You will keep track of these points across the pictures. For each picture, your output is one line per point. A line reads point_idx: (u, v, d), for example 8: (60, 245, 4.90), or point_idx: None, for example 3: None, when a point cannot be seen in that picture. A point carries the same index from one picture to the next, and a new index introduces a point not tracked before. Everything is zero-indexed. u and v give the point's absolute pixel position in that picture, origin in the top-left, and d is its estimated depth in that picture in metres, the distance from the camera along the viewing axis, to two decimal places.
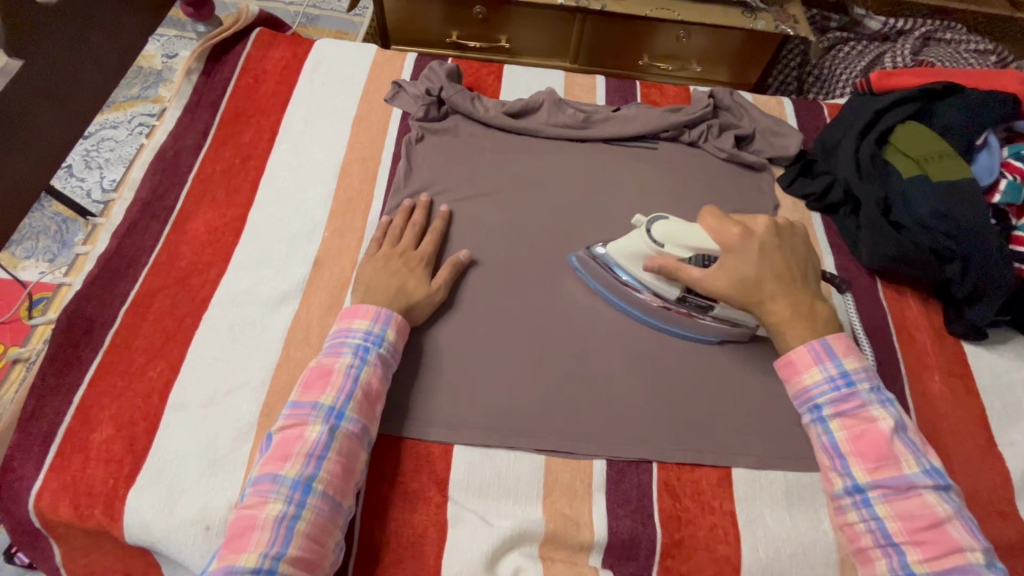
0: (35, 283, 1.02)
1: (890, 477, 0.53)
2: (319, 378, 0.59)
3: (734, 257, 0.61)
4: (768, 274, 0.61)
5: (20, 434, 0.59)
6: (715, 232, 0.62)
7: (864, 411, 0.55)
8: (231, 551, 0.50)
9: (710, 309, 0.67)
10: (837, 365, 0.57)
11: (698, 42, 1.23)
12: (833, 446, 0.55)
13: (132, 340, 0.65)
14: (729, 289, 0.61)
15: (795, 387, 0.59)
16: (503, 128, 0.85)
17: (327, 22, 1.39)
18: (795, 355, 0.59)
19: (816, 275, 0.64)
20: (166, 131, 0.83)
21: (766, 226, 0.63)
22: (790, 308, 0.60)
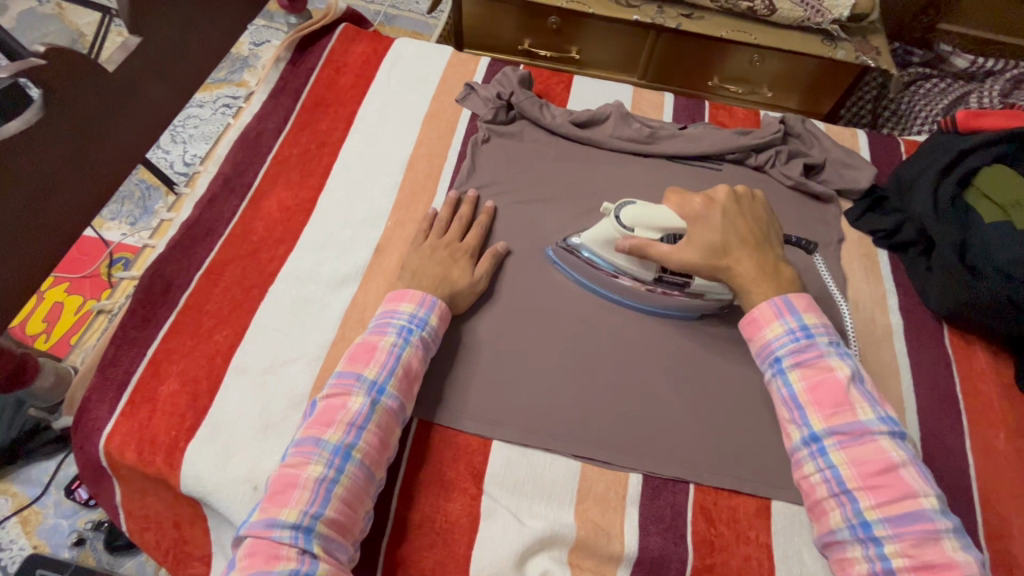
0: (116, 243, 1.10)
1: (844, 423, 0.55)
2: (364, 353, 0.61)
3: (699, 226, 0.65)
4: (732, 239, 0.65)
5: (99, 378, 0.64)
6: (681, 203, 0.66)
7: (822, 360, 0.58)
8: (273, 505, 0.52)
9: (686, 285, 0.69)
10: (797, 319, 0.61)
11: (772, 68, 1.21)
12: (791, 398, 0.58)
13: (203, 304, 0.70)
14: (698, 258, 0.64)
15: (759, 341, 0.62)
16: (568, 137, 0.86)
17: (404, 23, 1.44)
18: (757, 311, 0.62)
19: (778, 239, 0.68)
20: (252, 113, 0.89)
21: (725, 193, 0.67)
22: (755, 269, 0.64)
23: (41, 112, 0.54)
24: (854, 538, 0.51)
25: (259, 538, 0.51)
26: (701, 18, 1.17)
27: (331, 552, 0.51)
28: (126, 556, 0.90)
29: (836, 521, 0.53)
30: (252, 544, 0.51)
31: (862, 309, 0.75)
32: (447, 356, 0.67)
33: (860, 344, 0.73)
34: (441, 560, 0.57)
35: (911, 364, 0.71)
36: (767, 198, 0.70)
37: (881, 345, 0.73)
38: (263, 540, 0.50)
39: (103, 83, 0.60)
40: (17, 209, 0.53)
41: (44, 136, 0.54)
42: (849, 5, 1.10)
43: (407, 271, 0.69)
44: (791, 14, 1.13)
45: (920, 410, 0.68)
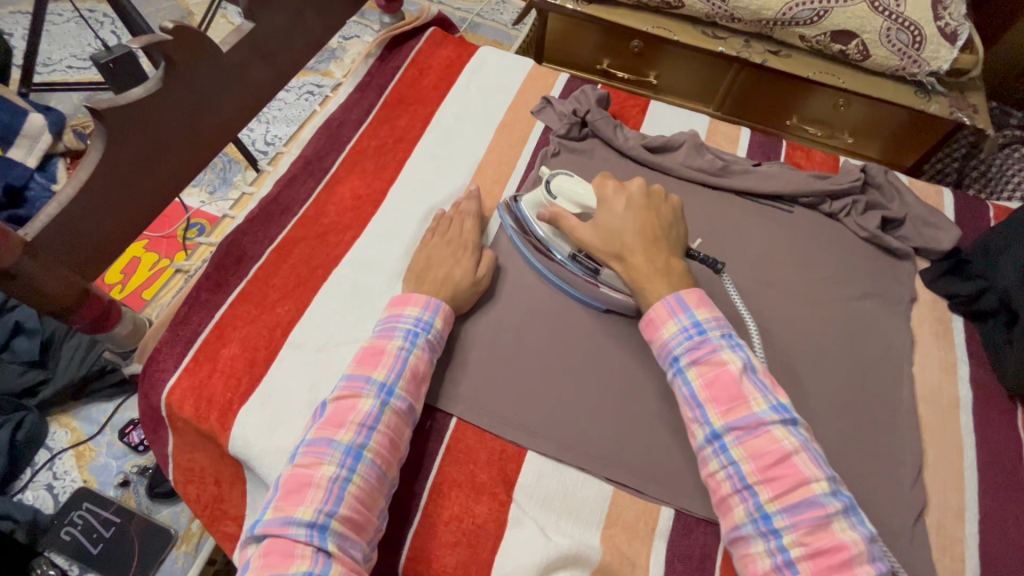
0: (195, 210, 1.17)
1: (739, 417, 0.54)
2: (372, 356, 0.62)
3: (604, 211, 0.68)
4: (630, 231, 0.66)
5: (170, 333, 0.69)
6: (598, 185, 0.70)
7: (715, 355, 0.58)
8: (288, 503, 0.54)
9: (598, 274, 0.72)
10: (690, 317, 0.60)
11: (857, 114, 1.18)
12: (691, 397, 0.57)
13: (270, 277, 0.73)
14: (597, 240, 0.67)
15: (657, 342, 0.61)
16: (639, 161, 0.86)
17: (487, 31, 1.48)
18: (652, 312, 0.62)
19: (680, 238, 0.68)
20: (338, 104, 0.94)
21: (637, 185, 0.69)
22: (647, 264, 0.64)
23: (160, 83, 0.58)
24: (756, 532, 0.51)
25: (276, 537, 0.52)
26: (788, 57, 1.15)
27: (344, 550, 0.52)
28: (164, 504, 0.94)
29: (740, 516, 0.53)
30: (269, 543, 0.52)
31: (930, 375, 0.72)
32: (493, 359, 0.68)
33: (922, 412, 0.69)
34: (464, 561, 0.57)
35: (977, 441, 0.67)
36: (681, 203, 0.70)
37: (945, 417, 0.69)
38: (280, 538, 0.52)
39: (216, 63, 0.65)
40: (128, 169, 0.58)
41: (160, 105, 0.59)
42: (949, 59, 1.05)
43: (467, 272, 0.70)
44: (885, 62, 1.09)
45: (982, 491, 0.64)
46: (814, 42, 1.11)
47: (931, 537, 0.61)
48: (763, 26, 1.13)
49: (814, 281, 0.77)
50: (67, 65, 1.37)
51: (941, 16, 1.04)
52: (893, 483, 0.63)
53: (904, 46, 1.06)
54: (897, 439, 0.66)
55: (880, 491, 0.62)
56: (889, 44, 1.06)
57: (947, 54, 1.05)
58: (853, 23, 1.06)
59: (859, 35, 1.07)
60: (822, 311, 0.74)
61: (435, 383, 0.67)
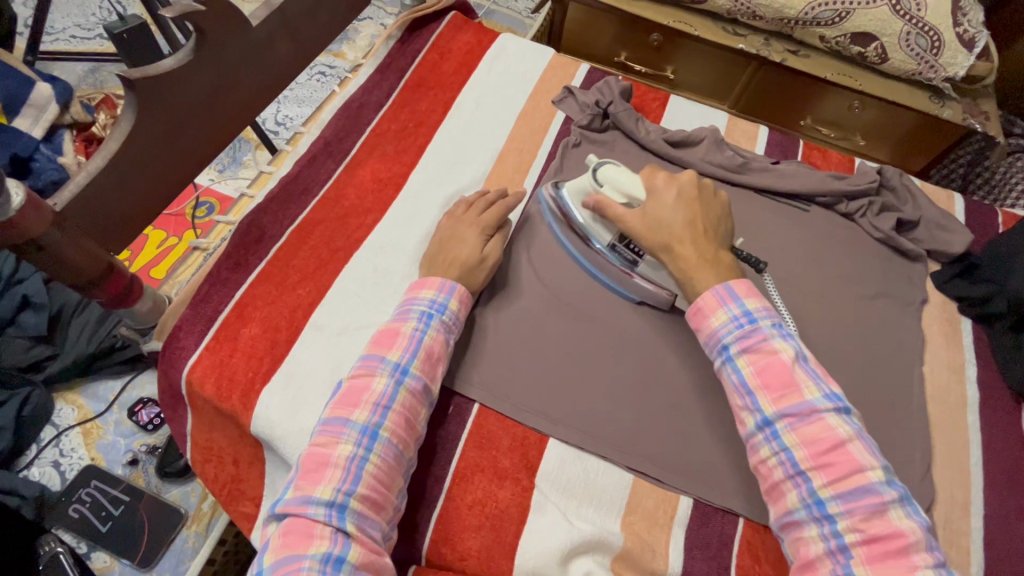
0: (204, 188, 1.16)
1: (792, 404, 0.54)
2: (387, 337, 0.62)
3: (655, 201, 0.67)
4: (679, 220, 0.65)
5: (190, 311, 0.68)
6: (647, 177, 0.70)
7: (766, 343, 0.57)
8: (308, 483, 0.53)
9: (636, 264, 0.70)
10: (739, 305, 0.60)
11: (870, 117, 1.19)
12: (741, 384, 0.57)
13: (290, 258, 0.72)
14: (643, 229, 0.66)
15: (705, 331, 0.61)
16: (659, 154, 0.86)
17: (501, 19, 1.47)
18: (701, 301, 0.61)
19: (729, 236, 0.68)
20: (358, 86, 0.93)
21: (689, 176, 0.68)
22: (697, 255, 0.63)
23: (191, 55, 0.57)
24: (810, 517, 0.51)
25: (296, 517, 0.51)
26: (807, 56, 1.17)
27: (364, 530, 0.52)
28: (173, 484, 0.93)
29: (793, 501, 0.53)
30: (289, 523, 0.51)
31: (939, 375, 0.73)
32: (515, 345, 0.69)
33: (931, 411, 0.71)
34: (487, 546, 0.58)
35: (983, 439, 0.69)
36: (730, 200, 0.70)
37: (953, 416, 0.71)
38: (299, 518, 0.51)
39: (245, 38, 0.63)
40: (157, 141, 0.57)
41: (190, 78, 0.58)
42: (965, 66, 1.06)
43: (474, 247, 0.70)
44: (902, 66, 1.10)
45: (988, 487, 0.66)
46: (833, 43, 1.12)
47: (938, 531, 0.63)
48: (784, 25, 1.14)
49: (830, 279, 0.78)
50: (71, 34, 1.33)
51: (961, 22, 1.05)
52: (904, 478, 0.65)
53: (923, 51, 1.07)
54: (908, 436, 0.68)
55: None
56: (908, 48, 1.08)
57: (964, 61, 1.06)
58: (875, 25, 1.07)
59: (879, 38, 1.08)
60: (837, 310, 0.75)
61: (456, 367, 0.67)
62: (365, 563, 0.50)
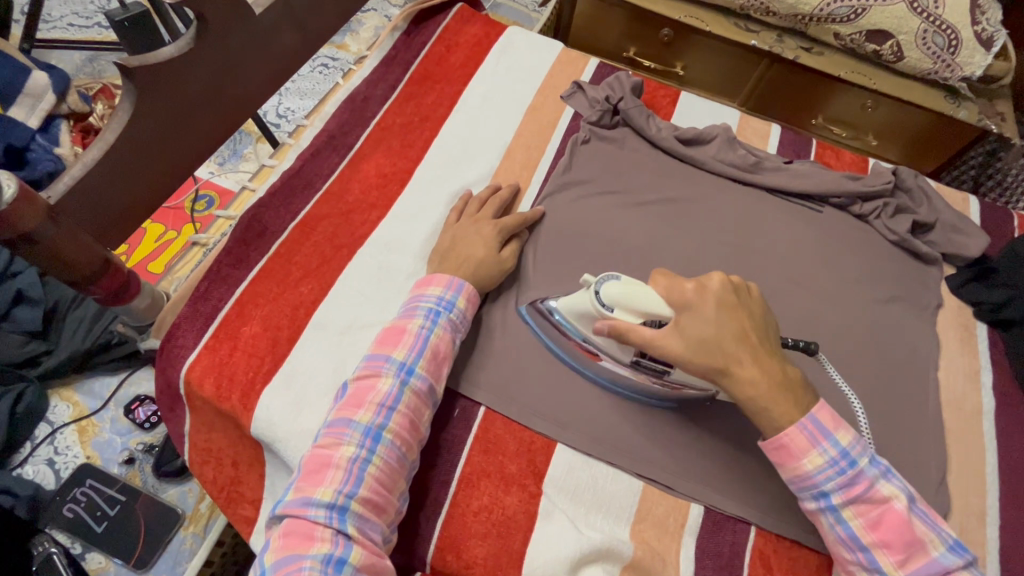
0: (204, 181, 1.14)
1: (919, 566, 0.50)
2: (393, 336, 0.60)
3: (690, 319, 0.54)
4: (729, 338, 0.54)
5: (190, 307, 0.66)
6: (667, 288, 0.56)
7: (874, 491, 0.51)
8: (308, 484, 0.51)
9: (666, 375, 0.61)
10: (836, 446, 0.52)
11: (883, 116, 1.18)
12: (853, 540, 0.52)
13: (293, 254, 0.70)
14: (688, 357, 0.54)
15: (795, 473, 0.53)
16: (670, 152, 0.84)
17: (507, 12, 1.44)
18: (789, 441, 0.53)
19: (775, 338, 0.57)
20: (363, 78, 0.91)
21: (719, 281, 0.56)
22: (764, 380, 0.53)
23: (192, 43, 0.55)
24: None
25: (295, 518, 0.50)
26: (820, 54, 1.15)
27: (364, 533, 0.50)
28: (171, 483, 0.92)
29: None
30: (288, 524, 0.50)
31: (954, 382, 0.72)
32: (522, 347, 0.67)
33: (946, 419, 0.69)
34: (494, 554, 0.56)
35: (999, 447, 0.68)
36: (762, 292, 0.59)
37: (968, 423, 0.69)
38: (299, 520, 0.49)
39: (248, 26, 0.61)
40: (156, 132, 0.55)
41: (191, 67, 0.56)
42: (983, 65, 1.05)
43: (487, 255, 0.68)
44: (918, 65, 1.09)
45: (1004, 496, 0.65)
46: (847, 41, 1.10)
47: None
48: (797, 21, 1.12)
49: (843, 282, 0.76)
50: (68, 22, 1.31)
51: (979, 21, 1.03)
52: (919, 487, 0.63)
53: (939, 50, 1.05)
54: (923, 445, 0.66)
55: None
56: (924, 47, 1.06)
57: (981, 60, 1.04)
58: (891, 23, 1.05)
59: (895, 36, 1.06)
60: (851, 314, 0.74)
61: (462, 369, 0.65)
62: (366, 566, 0.48)
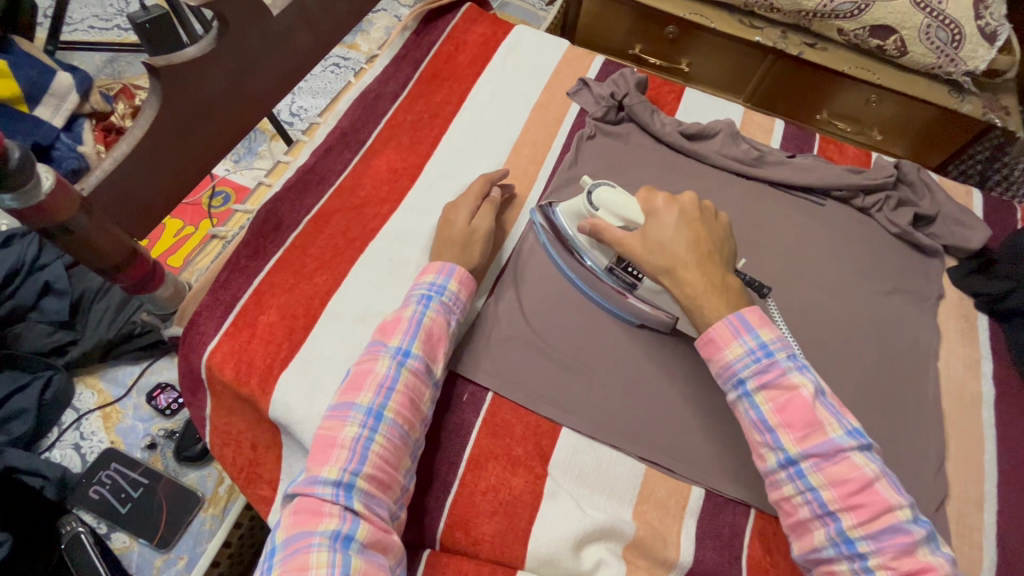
0: (220, 178, 1.17)
1: (816, 444, 0.51)
2: (391, 323, 0.63)
3: (653, 222, 0.63)
4: (681, 243, 0.60)
5: (209, 298, 0.69)
6: (645, 201, 0.65)
7: (784, 378, 0.54)
8: (315, 463, 0.54)
9: (635, 287, 0.68)
10: (753, 337, 0.55)
11: (887, 111, 1.19)
12: (761, 422, 0.54)
13: (308, 246, 0.73)
14: (643, 252, 0.62)
15: (718, 363, 0.57)
16: (673, 147, 0.86)
17: (515, 11, 1.46)
18: (713, 331, 0.56)
19: (733, 258, 0.63)
20: (374, 76, 0.93)
21: (690, 198, 0.64)
22: (702, 281, 0.59)
23: (214, 43, 0.58)
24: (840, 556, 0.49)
25: (305, 496, 0.52)
26: (824, 50, 1.16)
27: (371, 509, 0.53)
28: (191, 468, 0.95)
29: (819, 540, 0.51)
30: (299, 502, 0.52)
31: (954, 371, 0.73)
32: (527, 337, 0.69)
33: (945, 407, 0.71)
34: (500, 532, 0.59)
35: (997, 435, 0.69)
36: (731, 220, 0.66)
37: (967, 411, 0.70)
38: (308, 497, 0.52)
39: (266, 26, 0.64)
40: (180, 129, 0.58)
41: (212, 68, 0.59)
42: (987, 59, 1.05)
43: (463, 222, 0.72)
44: (922, 59, 1.09)
45: (1001, 482, 0.66)
46: (851, 36, 1.11)
47: (951, 526, 0.63)
48: (801, 18, 1.13)
49: (845, 273, 0.78)
50: (89, 25, 1.35)
51: (982, 15, 1.04)
52: (916, 471, 0.65)
53: (942, 44, 1.06)
54: (922, 432, 0.68)
55: (906, 479, 0.64)
56: (928, 42, 1.06)
57: (985, 54, 1.05)
58: (894, 18, 1.06)
59: (898, 31, 1.07)
60: (851, 305, 0.75)
61: (470, 355, 0.68)
62: (372, 541, 0.51)
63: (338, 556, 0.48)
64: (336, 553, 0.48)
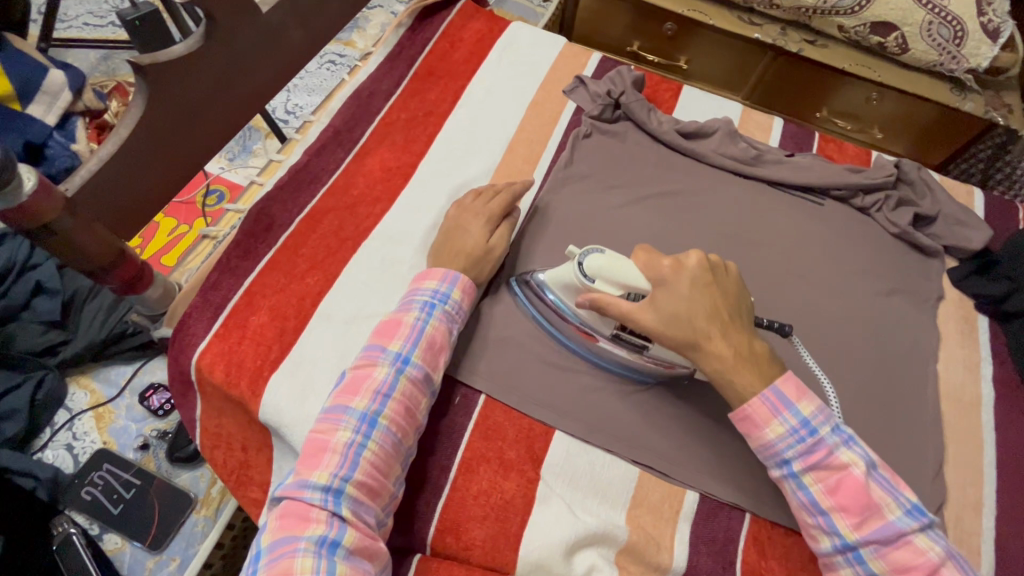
0: (214, 176, 1.16)
1: (874, 529, 0.52)
2: (390, 327, 0.62)
3: (664, 292, 0.57)
4: (700, 313, 0.56)
5: (200, 298, 0.68)
6: (647, 264, 0.59)
7: (833, 458, 0.53)
8: (306, 467, 0.54)
9: (645, 350, 0.63)
10: (797, 415, 0.55)
11: (887, 109, 1.17)
12: (812, 505, 0.54)
13: (299, 246, 0.72)
14: (659, 328, 0.57)
15: (760, 443, 0.56)
16: (670, 146, 0.85)
17: (513, 7, 1.45)
18: (751, 410, 0.55)
19: (749, 315, 0.60)
20: (368, 74, 0.92)
21: (697, 259, 0.58)
22: (731, 352, 0.56)
23: (202, 41, 0.57)
24: None
25: (293, 499, 0.52)
26: (824, 46, 1.14)
27: (359, 515, 0.52)
28: (184, 468, 0.95)
29: None
30: (286, 506, 0.52)
31: (953, 374, 0.72)
32: (521, 339, 0.68)
33: (944, 410, 0.70)
34: (491, 536, 0.58)
35: (997, 439, 0.68)
36: (740, 271, 0.61)
37: (966, 414, 0.70)
38: (296, 501, 0.51)
39: (256, 24, 0.63)
40: (167, 129, 0.57)
41: (200, 67, 0.58)
42: (989, 57, 1.04)
43: (465, 225, 0.71)
44: (923, 57, 1.08)
45: (1000, 487, 0.65)
46: (852, 33, 1.10)
47: (949, 531, 0.62)
48: (801, 14, 1.11)
49: (843, 274, 0.77)
50: (84, 21, 1.34)
51: (986, 11, 1.02)
52: (914, 475, 0.64)
53: (944, 41, 1.04)
54: (921, 436, 0.67)
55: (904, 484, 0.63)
56: (929, 39, 1.05)
57: (987, 52, 1.03)
58: (895, 14, 1.04)
59: (899, 27, 1.05)
60: (850, 306, 0.74)
61: (462, 357, 0.67)
62: (359, 547, 0.50)
63: (323, 563, 0.47)
64: (321, 560, 0.48)
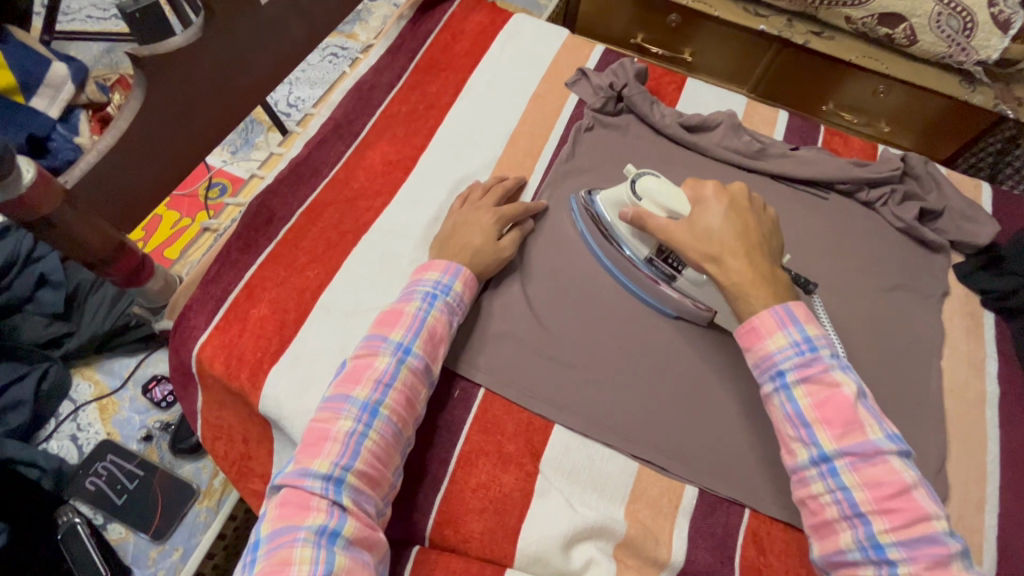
0: (217, 169, 1.16)
1: (854, 443, 0.50)
2: (391, 317, 0.62)
3: (702, 212, 0.63)
4: (729, 232, 0.61)
5: (201, 291, 0.69)
6: (692, 188, 0.65)
7: (827, 375, 0.53)
8: (306, 456, 0.54)
9: (674, 279, 0.67)
10: (799, 331, 0.55)
11: (895, 101, 1.17)
12: (797, 416, 0.53)
13: (300, 239, 0.72)
14: (688, 241, 0.62)
15: (760, 354, 0.56)
16: (673, 139, 0.84)
17: None
18: (758, 321, 0.56)
19: (779, 253, 0.63)
20: (369, 67, 0.92)
21: (737, 187, 0.64)
22: (749, 270, 0.59)
23: (200, 33, 0.57)
24: (867, 560, 0.48)
25: (293, 489, 0.52)
26: (831, 39, 1.12)
27: (359, 505, 0.52)
28: (187, 460, 0.96)
29: (846, 542, 0.49)
30: (285, 494, 0.52)
31: (957, 370, 0.71)
32: (521, 333, 0.68)
33: (947, 407, 0.69)
34: (490, 529, 0.58)
35: (1000, 436, 0.67)
36: (777, 215, 0.66)
37: (970, 412, 0.69)
38: (296, 490, 0.51)
39: (255, 16, 0.63)
40: (166, 121, 0.57)
41: (200, 59, 0.58)
42: (1000, 48, 1.01)
43: (466, 219, 0.71)
44: (932, 48, 1.06)
45: (1003, 485, 0.64)
46: (860, 25, 1.08)
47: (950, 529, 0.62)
48: (808, 6, 1.10)
49: (846, 269, 0.76)
50: (87, 14, 1.34)
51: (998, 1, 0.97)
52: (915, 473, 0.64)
53: (954, 33, 1.02)
54: (923, 433, 0.66)
55: None
56: (938, 30, 1.03)
57: (998, 43, 1.00)
58: (903, 5, 1.02)
59: (908, 19, 1.03)
60: (853, 302, 0.74)
61: (462, 351, 0.67)
62: (359, 537, 0.50)
63: (322, 553, 0.47)
64: (321, 550, 0.48)
